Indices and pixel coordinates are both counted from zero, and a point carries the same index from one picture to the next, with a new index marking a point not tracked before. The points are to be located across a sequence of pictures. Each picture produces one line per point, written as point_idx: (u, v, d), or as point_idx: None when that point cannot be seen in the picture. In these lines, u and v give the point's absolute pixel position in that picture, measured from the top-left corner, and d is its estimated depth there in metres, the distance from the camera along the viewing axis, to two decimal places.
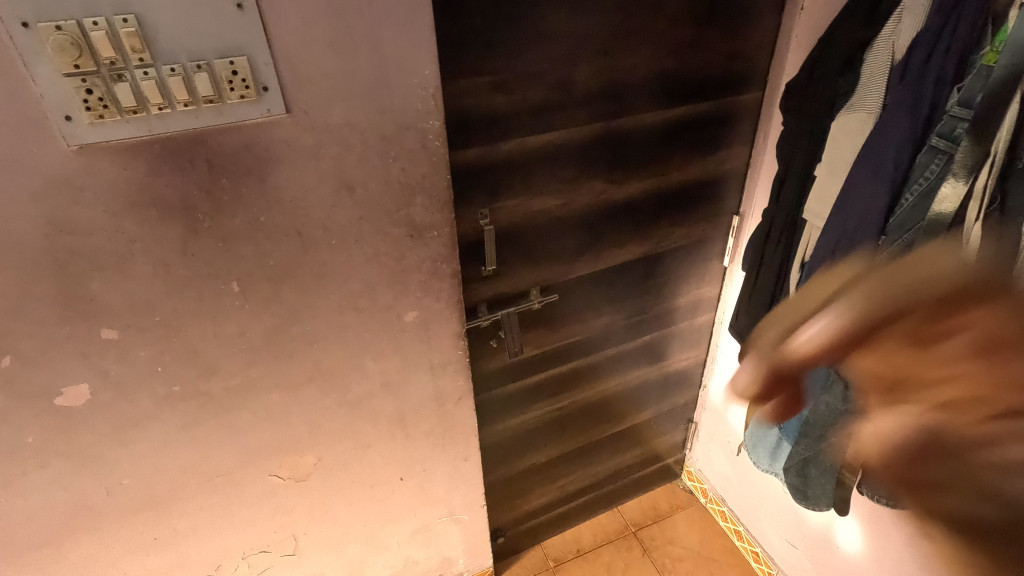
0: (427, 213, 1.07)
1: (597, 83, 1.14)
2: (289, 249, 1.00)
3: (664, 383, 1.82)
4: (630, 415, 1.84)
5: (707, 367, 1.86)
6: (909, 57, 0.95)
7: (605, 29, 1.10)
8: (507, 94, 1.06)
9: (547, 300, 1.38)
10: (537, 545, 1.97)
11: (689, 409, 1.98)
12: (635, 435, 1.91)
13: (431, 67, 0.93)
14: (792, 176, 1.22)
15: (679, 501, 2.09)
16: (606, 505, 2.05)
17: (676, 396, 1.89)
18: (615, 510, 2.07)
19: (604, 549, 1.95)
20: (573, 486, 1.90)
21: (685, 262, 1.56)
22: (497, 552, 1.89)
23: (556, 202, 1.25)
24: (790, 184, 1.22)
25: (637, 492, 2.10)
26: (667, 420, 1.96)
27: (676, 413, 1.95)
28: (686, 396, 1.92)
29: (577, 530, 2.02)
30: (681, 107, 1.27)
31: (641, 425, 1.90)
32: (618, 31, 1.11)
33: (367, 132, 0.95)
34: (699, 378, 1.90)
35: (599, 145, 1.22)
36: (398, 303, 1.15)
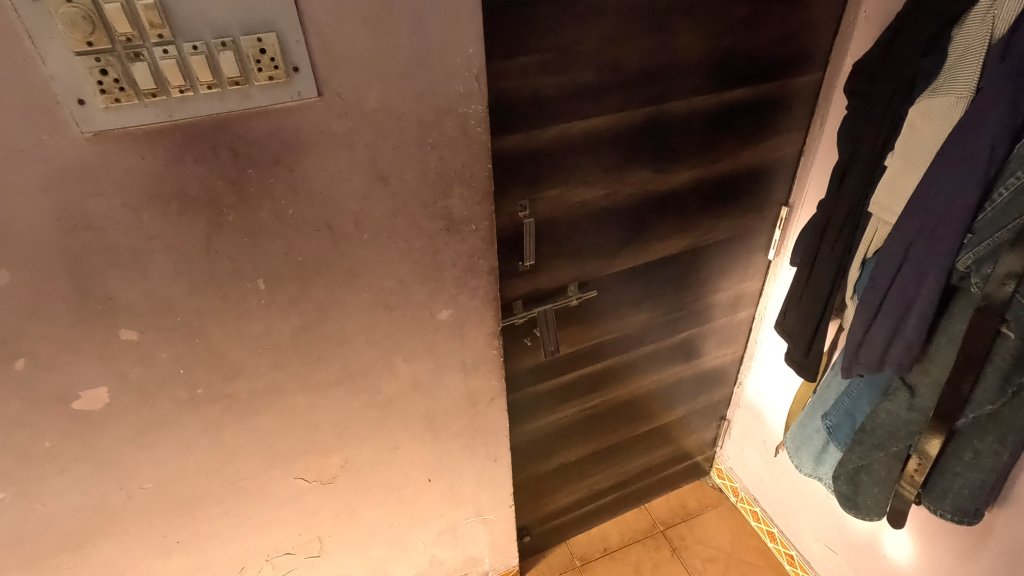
0: (465, 205, 0.99)
1: (649, 63, 1.05)
2: (319, 244, 0.93)
3: (699, 381, 1.75)
4: (662, 413, 1.77)
5: (744, 364, 1.78)
6: (1013, 36, 0.86)
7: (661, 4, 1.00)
8: (554, 76, 0.97)
9: (585, 297, 1.30)
10: (563, 543, 1.92)
11: (722, 407, 1.91)
12: (666, 434, 1.85)
13: (475, 46, 0.85)
14: (858, 165, 1.13)
15: (708, 500, 2.03)
16: (633, 503, 1.99)
17: (710, 394, 1.82)
18: (642, 508, 2.01)
19: (631, 549, 1.90)
20: (601, 484, 1.84)
21: (728, 256, 1.47)
22: (523, 550, 1.84)
23: (600, 193, 1.16)
24: (855, 174, 1.13)
25: (665, 490, 2.04)
26: (699, 417, 1.89)
27: (709, 410, 1.88)
28: (720, 393, 1.85)
29: (603, 528, 1.96)
30: (736, 90, 1.17)
31: (672, 423, 1.83)
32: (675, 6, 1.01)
33: (405, 117, 0.87)
34: (735, 375, 1.82)
35: (647, 132, 1.13)
36: (432, 301, 1.08)
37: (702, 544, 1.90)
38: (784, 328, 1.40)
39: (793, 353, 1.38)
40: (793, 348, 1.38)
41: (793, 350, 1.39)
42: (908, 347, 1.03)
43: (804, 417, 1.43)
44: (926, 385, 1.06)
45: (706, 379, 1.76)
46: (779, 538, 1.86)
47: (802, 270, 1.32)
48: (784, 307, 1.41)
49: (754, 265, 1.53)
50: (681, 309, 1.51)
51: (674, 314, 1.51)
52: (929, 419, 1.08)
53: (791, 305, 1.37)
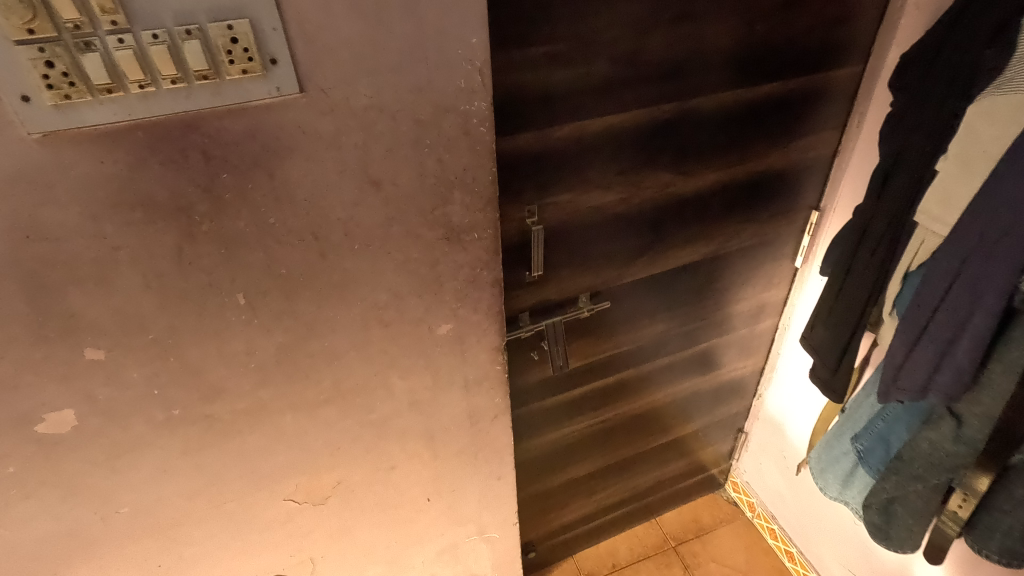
0: (467, 212, 0.90)
1: (674, 55, 0.94)
2: (304, 255, 0.84)
3: (717, 394, 1.65)
4: (677, 426, 1.67)
5: (765, 376, 1.68)
6: None
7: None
8: (567, 69, 0.87)
9: (598, 308, 1.21)
10: (570, 558, 1.84)
11: (739, 419, 1.81)
12: (681, 447, 1.75)
13: (480, 35, 0.74)
14: (904, 169, 1.02)
15: (722, 514, 1.94)
16: (644, 516, 1.91)
17: (728, 407, 1.72)
18: (653, 522, 1.92)
19: (641, 565, 1.82)
20: (611, 498, 1.75)
21: (752, 263, 1.36)
22: (528, 565, 1.77)
23: (615, 198, 1.06)
24: (900, 179, 1.02)
25: (678, 503, 1.95)
26: (716, 430, 1.79)
27: (726, 423, 1.78)
28: (739, 405, 1.75)
29: (612, 542, 1.88)
30: (768, 85, 1.06)
31: (687, 436, 1.73)
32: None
33: (399, 116, 0.77)
34: (755, 386, 1.72)
35: (669, 131, 1.03)
36: (430, 316, 0.99)
37: (716, 562, 1.82)
38: (810, 342, 1.30)
39: (820, 370, 1.28)
40: (820, 365, 1.27)
41: (819, 366, 1.28)
42: (958, 372, 0.93)
43: (830, 438, 1.33)
44: (975, 415, 0.96)
45: (723, 391, 1.65)
46: (798, 558, 1.77)
47: (834, 282, 1.21)
48: (811, 319, 1.30)
49: (780, 273, 1.42)
50: (700, 320, 1.41)
51: (693, 324, 1.41)
52: (978, 452, 0.98)
53: (819, 319, 1.26)
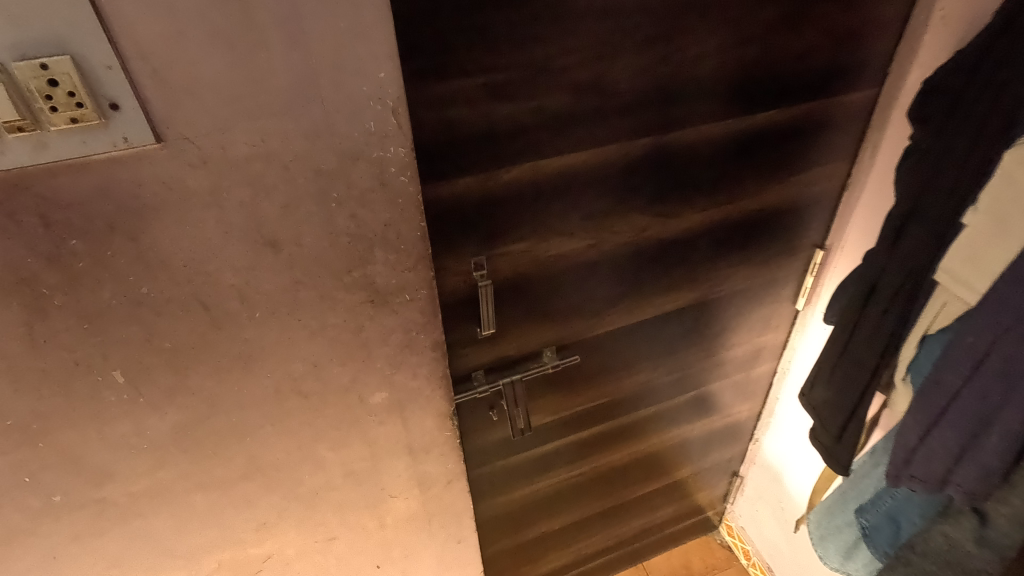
0: (393, 272, 0.75)
1: (648, 81, 0.78)
2: (193, 327, 0.70)
3: (708, 440, 1.49)
4: (665, 474, 1.52)
5: (762, 421, 1.52)
6: None
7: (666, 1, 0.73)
8: (513, 102, 0.72)
9: (566, 363, 1.06)
10: None
11: (734, 463, 1.65)
12: (668, 494, 1.60)
13: (389, 67, 0.59)
14: (923, 216, 0.85)
15: (715, 561, 1.79)
16: (630, 562, 1.76)
17: (722, 452, 1.56)
18: (640, 568, 1.78)
19: None
20: (592, 548, 1.61)
21: (747, 306, 1.21)
22: None
23: (581, 244, 0.91)
24: (919, 227, 0.86)
25: (666, 547, 1.80)
26: (708, 476, 1.64)
27: (720, 468, 1.63)
28: (734, 450, 1.59)
29: None
30: (764, 112, 0.90)
31: (676, 483, 1.58)
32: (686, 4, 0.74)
33: (294, 166, 0.62)
34: (751, 430, 1.56)
35: (644, 169, 0.87)
36: (360, 384, 0.85)
37: None
38: (809, 397, 1.14)
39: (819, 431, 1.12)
40: (820, 426, 1.12)
41: (819, 427, 1.13)
42: (983, 469, 0.77)
43: (832, 504, 1.17)
44: (1002, 515, 0.78)
45: (715, 437, 1.50)
46: None
47: (838, 335, 1.05)
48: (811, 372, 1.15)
49: (779, 316, 1.26)
50: (688, 367, 1.25)
51: (679, 372, 1.25)
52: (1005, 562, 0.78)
53: (821, 374, 1.11)
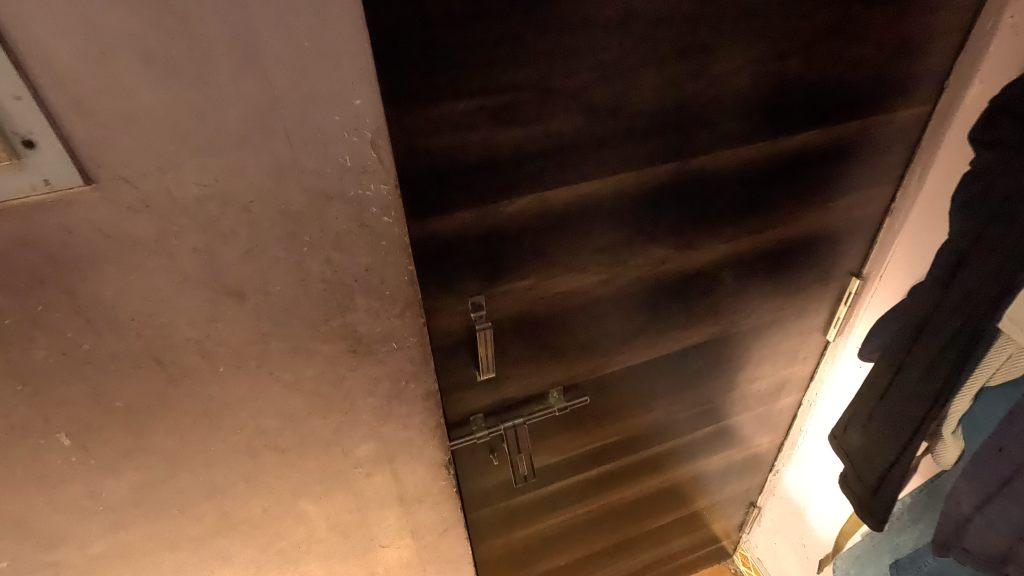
0: (378, 320, 0.66)
1: (673, 101, 0.68)
2: (147, 384, 0.61)
3: (725, 473, 1.39)
4: (679, 508, 1.42)
5: (784, 452, 1.42)
6: None
7: (697, 9, 0.62)
8: (517, 127, 0.62)
9: (575, 405, 0.96)
10: None
11: (753, 493, 1.55)
12: (681, 528, 1.50)
13: (366, 94, 0.50)
14: (988, 253, 0.74)
15: None
16: None
17: (739, 484, 1.46)
18: None
19: None
20: None
21: (774, 338, 1.10)
22: None
23: (593, 279, 0.81)
24: (982, 266, 0.75)
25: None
26: (726, 508, 1.53)
27: (737, 499, 1.53)
28: (753, 480, 1.49)
29: None
30: (801, 133, 0.79)
31: (691, 516, 1.48)
32: (720, 12, 0.64)
33: (256, 208, 0.53)
34: (772, 461, 1.46)
35: (665, 197, 0.77)
36: (343, 437, 0.76)
37: None
38: (839, 438, 1.04)
39: (849, 475, 1.02)
40: (850, 470, 1.02)
41: (848, 471, 1.02)
42: None
43: (861, 555, 1.07)
44: None
45: (733, 470, 1.40)
46: None
47: (876, 377, 0.94)
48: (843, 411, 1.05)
49: (807, 347, 1.16)
50: (707, 402, 1.15)
51: (698, 408, 1.15)
52: None
53: (854, 415, 1.00)
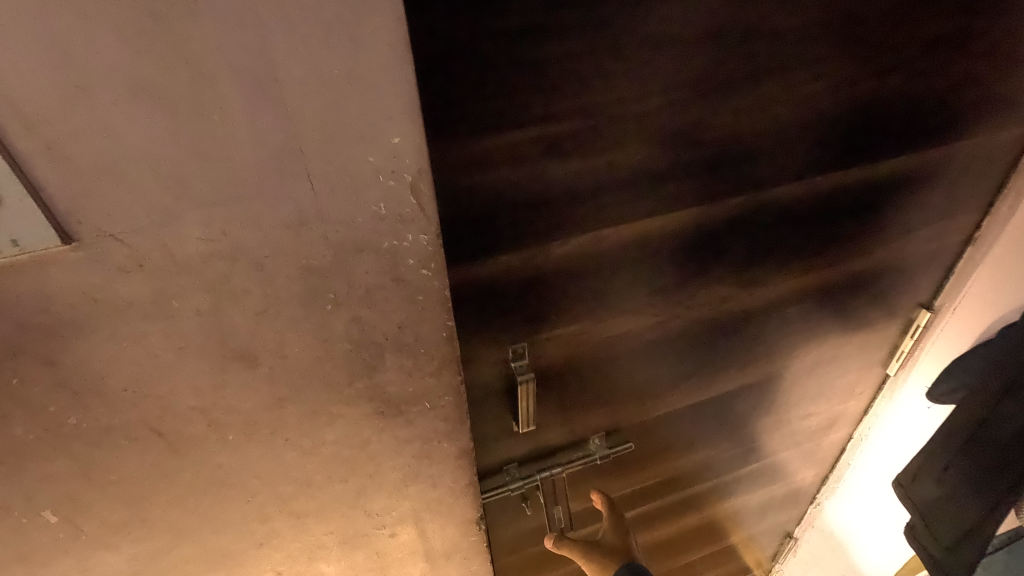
0: (409, 380, 0.57)
1: (754, 126, 0.58)
2: (145, 456, 0.53)
3: (765, 509, 1.28)
4: (714, 543, 1.32)
5: (827, 486, 1.28)
6: None
7: (793, 21, 0.53)
8: (578, 159, 0.52)
9: (619, 452, 0.88)
10: None
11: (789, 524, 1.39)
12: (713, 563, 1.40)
13: (408, 131, 0.41)
14: None
15: None
16: None
17: (776, 516, 1.33)
18: None
19: None
20: None
21: (832, 374, 1.00)
22: None
23: (648, 321, 0.71)
24: None
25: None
26: (760, 541, 1.40)
27: (772, 530, 1.38)
28: (791, 513, 1.35)
29: None
30: (889, 158, 0.69)
31: (726, 552, 1.37)
32: (818, 24, 0.54)
33: (272, 264, 0.44)
34: (814, 493, 1.31)
35: (734, 232, 0.67)
36: (366, 499, 0.68)
37: None
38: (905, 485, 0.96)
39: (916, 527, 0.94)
40: (917, 521, 0.94)
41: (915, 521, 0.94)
42: None
43: None
44: None
45: (772, 505, 1.28)
46: None
47: (956, 429, 0.85)
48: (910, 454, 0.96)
49: (865, 382, 1.05)
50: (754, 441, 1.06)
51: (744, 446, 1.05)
52: None
53: (925, 465, 0.91)
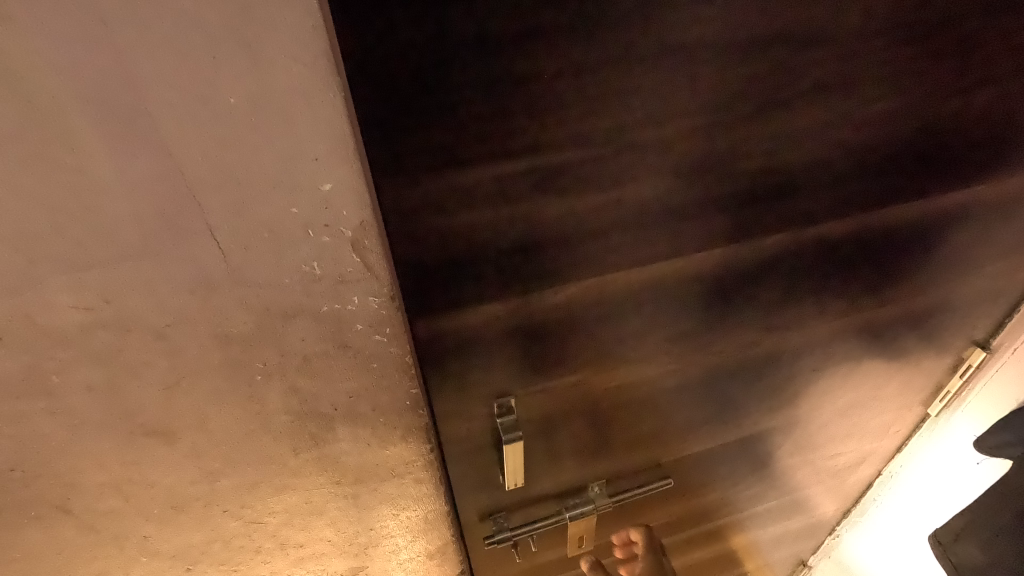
0: (367, 449, 0.48)
1: (805, 154, 0.43)
2: (52, 533, 0.45)
3: (779, 546, 1.14)
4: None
5: (848, 519, 1.12)
6: None
7: (874, 21, 0.38)
8: (570, 204, 0.37)
9: (627, 495, 0.73)
10: None
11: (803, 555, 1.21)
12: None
13: (342, 175, 0.30)
14: None
15: None
16: None
17: (791, 548, 1.17)
18: None
19: None
20: None
21: (874, 416, 0.87)
22: None
23: (657, 371, 0.58)
24: None
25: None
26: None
27: (785, 561, 1.21)
28: (807, 546, 1.18)
29: None
30: (971, 188, 0.53)
31: None
32: (905, 25, 0.39)
33: (176, 333, 0.34)
34: (833, 526, 1.14)
35: (769, 276, 0.53)
36: (327, 561, 0.59)
37: None
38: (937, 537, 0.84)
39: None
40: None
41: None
42: None
43: None
44: None
45: (786, 540, 1.13)
46: None
47: (1011, 494, 0.74)
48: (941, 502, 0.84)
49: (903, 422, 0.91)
50: (773, 484, 0.94)
51: (763, 489, 0.94)
52: None
53: (965, 524, 0.80)
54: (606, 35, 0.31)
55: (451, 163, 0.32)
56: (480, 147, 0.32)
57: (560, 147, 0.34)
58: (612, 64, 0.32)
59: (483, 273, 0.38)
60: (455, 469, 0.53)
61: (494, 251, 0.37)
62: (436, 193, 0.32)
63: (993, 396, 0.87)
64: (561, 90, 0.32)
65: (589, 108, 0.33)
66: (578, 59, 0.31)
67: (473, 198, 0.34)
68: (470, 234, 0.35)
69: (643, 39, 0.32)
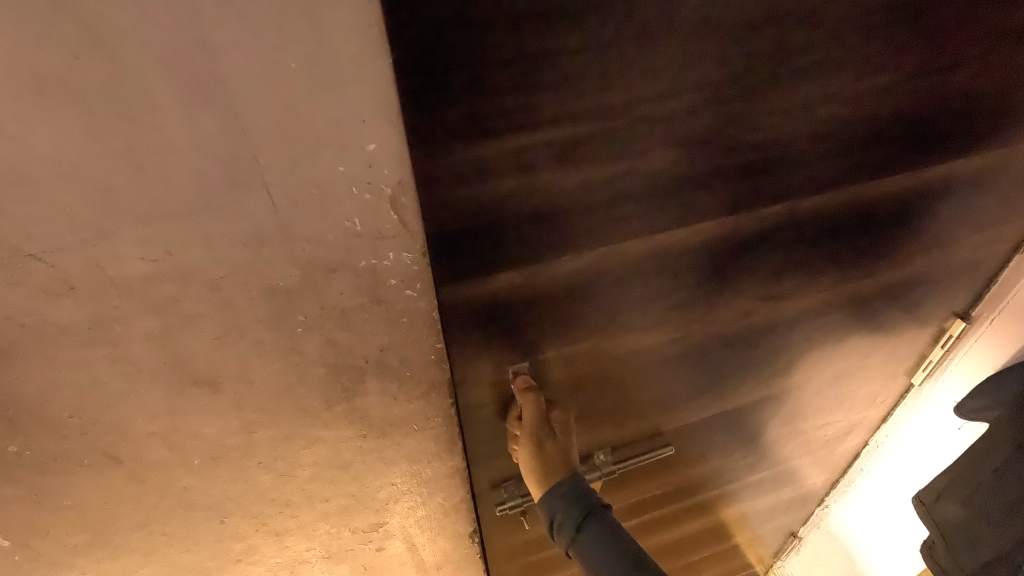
0: (393, 403, 0.51)
1: (798, 126, 0.47)
2: (102, 482, 0.48)
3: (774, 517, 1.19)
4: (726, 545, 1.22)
5: (836, 489, 1.17)
6: None
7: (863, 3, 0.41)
8: (582, 169, 0.41)
9: (628, 464, 0.78)
10: None
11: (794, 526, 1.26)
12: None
13: (385, 137, 0.34)
14: None
15: None
16: None
17: (783, 518, 1.22)
18: None
19: None
20: None
21: (861, 386, 0.91)
22: None
23: (659, 339, 0.61)
24: None
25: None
26: (765, 546, 1.28)
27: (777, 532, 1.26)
28: (798, 516, 1.23)
29: None
30: (950, 162, 0.57)
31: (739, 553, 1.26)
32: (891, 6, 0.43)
33: (229, 285, 0.38)
34: (823, 496, 1.19)
35: (765, 245, 0.57)
36: (350, 515, 0.63)
37: None
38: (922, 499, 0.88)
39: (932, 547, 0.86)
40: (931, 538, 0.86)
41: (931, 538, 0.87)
42: None
43: None
44: None
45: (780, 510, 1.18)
46: None
47: (988, 452, 0.78)
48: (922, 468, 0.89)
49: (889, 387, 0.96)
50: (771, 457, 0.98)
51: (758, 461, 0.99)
52: None
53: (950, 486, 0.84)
54: (622, 14, 0.34)
55: (481, 130, 0.35)
56: (508, 114, 0.35)
57: (578, 116, 0.38)
58: (625, 41, 0.36)
59: (506, 234, 0.41)
60: (475, 431, 0.57)
61: (518, 212, 0.40)
62: (467, 156, 0.36)
63: (973, 362, 0.90)
64: (581, 65, 0.35)
65: (605, 83, 0.37)
66: (595, 38, 0.35)
67: (500, 163, 0.37)
68: (496, 197, 0.39)
69: (655, 18, 0.35)
